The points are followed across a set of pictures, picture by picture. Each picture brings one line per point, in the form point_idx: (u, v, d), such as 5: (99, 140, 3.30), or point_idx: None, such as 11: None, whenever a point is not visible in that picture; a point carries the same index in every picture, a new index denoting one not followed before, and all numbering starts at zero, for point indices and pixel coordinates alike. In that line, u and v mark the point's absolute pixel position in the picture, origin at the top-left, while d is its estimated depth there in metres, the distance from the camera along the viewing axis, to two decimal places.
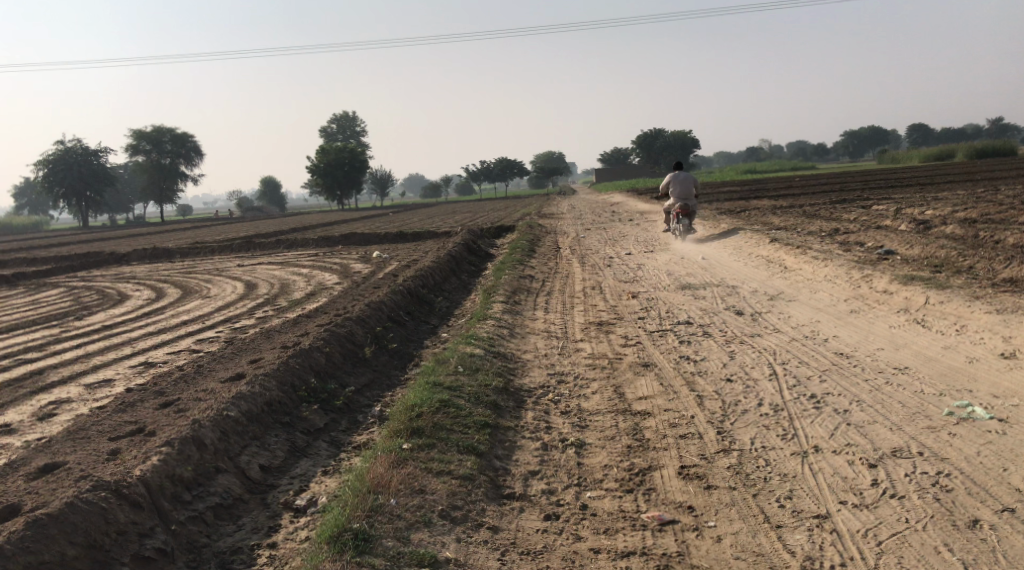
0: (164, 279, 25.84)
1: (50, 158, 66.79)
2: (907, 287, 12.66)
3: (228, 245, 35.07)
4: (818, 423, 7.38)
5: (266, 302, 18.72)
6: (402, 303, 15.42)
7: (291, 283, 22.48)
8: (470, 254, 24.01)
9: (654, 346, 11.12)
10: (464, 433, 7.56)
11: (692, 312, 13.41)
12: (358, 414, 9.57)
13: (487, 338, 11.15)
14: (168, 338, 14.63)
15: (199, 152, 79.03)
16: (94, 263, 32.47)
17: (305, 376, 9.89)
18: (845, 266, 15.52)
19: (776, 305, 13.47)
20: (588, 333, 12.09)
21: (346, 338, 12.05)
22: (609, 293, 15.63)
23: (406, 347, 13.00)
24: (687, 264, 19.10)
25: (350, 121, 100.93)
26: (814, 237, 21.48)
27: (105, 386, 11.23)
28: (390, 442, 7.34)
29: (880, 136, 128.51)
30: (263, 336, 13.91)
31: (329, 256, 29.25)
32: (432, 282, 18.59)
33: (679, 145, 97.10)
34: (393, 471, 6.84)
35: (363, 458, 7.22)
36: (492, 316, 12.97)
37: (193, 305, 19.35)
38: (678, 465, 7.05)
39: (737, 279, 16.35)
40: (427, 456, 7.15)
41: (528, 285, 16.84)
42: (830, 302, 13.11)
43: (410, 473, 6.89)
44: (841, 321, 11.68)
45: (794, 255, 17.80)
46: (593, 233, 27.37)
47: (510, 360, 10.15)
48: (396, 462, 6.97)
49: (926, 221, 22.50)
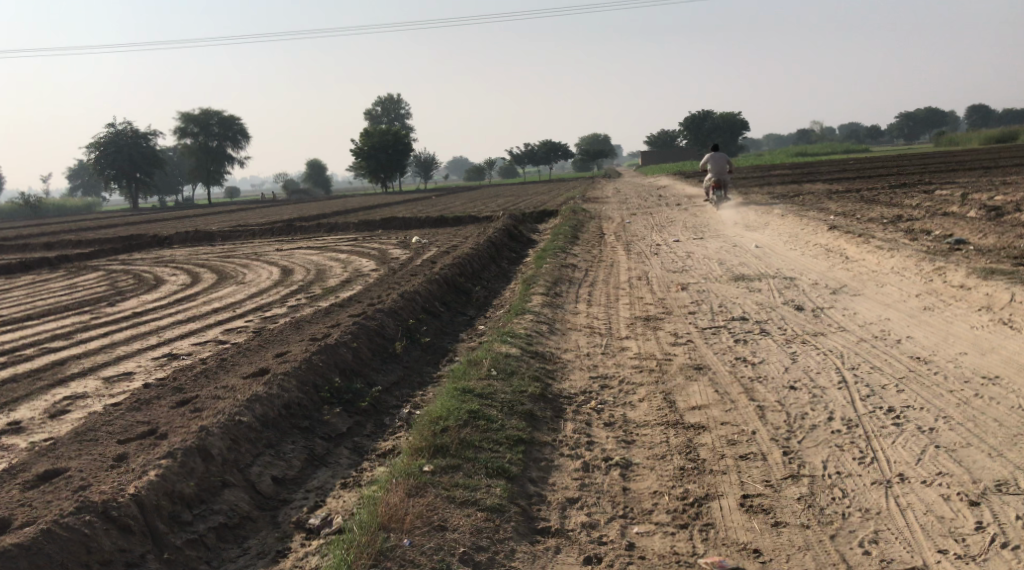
0: (201, 262, 25.42)
1: (101, 142, 67.32)
2: (987, 283, 11.62)
3: (269, 228, 34.63)
4: (901, 446, 6.48)
5: (300, 290, 18.09)
6: (438, 294, 14.70)
7: (328, 269, 21.88)
8: (512, 239, 23.20)
9: (707, 346, 10.24)
10: (495, 452, 6.78)
11: (747, 307, 12.47)
12: (385, 417, 8.83)
13: (526, 335, 10.36)
14: (196, 327, 14.01)
15: (246, 134, 79.11)
16: (136, 245, 32.23)
17: (330, 373, 9.17)
18: (913, 257, 14.48)
19: (839, 300, 12.49)
20: (635, 329, 11.24)
21: (375, 332, 11.34)
22: (657, 284, 14.74)
23: (441, 342, 12.26)
24: (739, 252, 18.12)
25: (397, 104, 100.60)
26: (875, 224, 20.34)
27: (124, 378, 10.60)
28: (410, 464, 6.58)
29: (937, 117, 124.90)
30: (292, 328, 13.25)
31: (368, 240, 28.63)
32: (470, 269, 17.82)
33: (728, 127, 95.21)
34: (409, 502, 6.07)
35: (379, 482, 6.47)
36: (532, 310, 12.17)
37: (227, 292, 18.81)
38: (740, 495, 6.20)
39: (795, 269, 15.36)
40: (451, 481, 6.38)
41: (571, 274, 16.00)
42: (899, 298, 12.11)
43: (430, 503, 6.12)
44: (914, 320, 10.70)
45: (856, 244, 16.75)
46: (639, 218, 26.40)
47: (551, 360, 9.35)
48: (414, 491, 6.21)
49: (996, 208, 21.29)
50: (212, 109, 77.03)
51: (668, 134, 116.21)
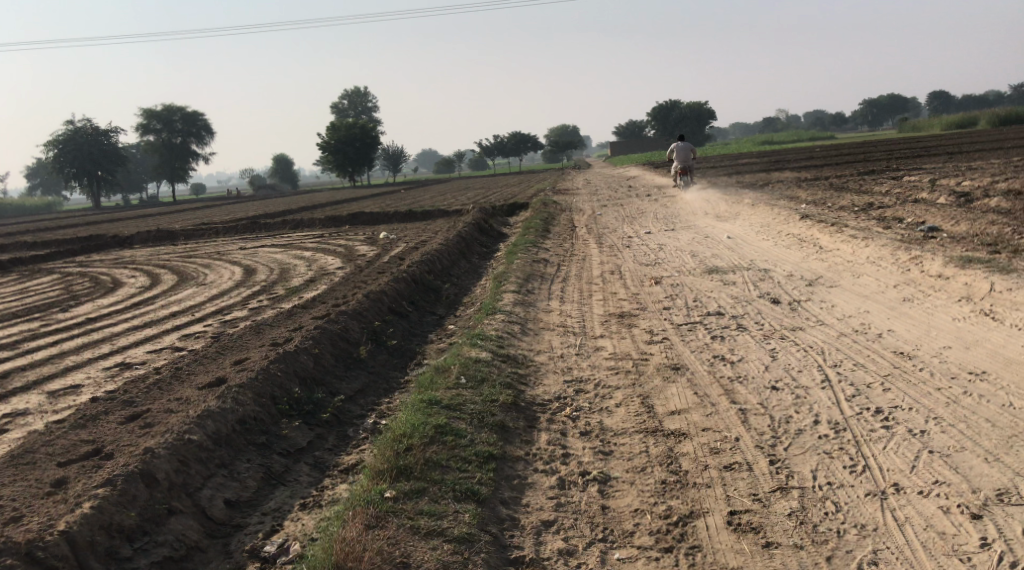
0: (161, 263, 24.68)
1: (61, 140, 65.79)
2: (966, 272, 11.35)
3: (234, 225, 33.87)
4: (893, 452, 6.16)
5: (262, 290, 17.52)
6: (405, 294, 14.22)
7: (293, 267, 21.31)
8: (481, 234, 22.75)
9: (683, 344, 9.87)
10: (463, 471, 6.36)
11: (723, 300, 12.14)
12: (348, 428, 8.39)
13: (496, 337, 9.93)
14: (152, 334, 13.43)
15: (210, 129, 77.77)
16: (95, 246, 31.33)
17: (289, 384, 8.71)
18: (889, 247, 14.22)
19: (816, 292, 12.18)
20: (609, 327, 10.85)
21: (338, 337, 10.87)
22: (630, 278, 14.37)
23: (408, 345, 11.81)
24: (712, 244, 17.81)
25: (364, 97, 99.54)
26: (847, 212, 20.11)
27: (71, 392, 10.05)
28: (370, 490, 6.12)
29: (899, 104, 125.96)
30: (253, 333, 12.72)
31: (334, 237, 28.03)
32: (438, 266, 17.34)
33: (695, 117, 95.26)
34: (368, 537, 5.63)
35: (337, 511, 6.02)
36: (502, 309, 11.74)
37: (187, 294, 18.19)
38: (726, 511, 5.85)
39: (769, 261, 15.06)
40: (415, 508, 5.94)
41: (542, 270, 15.59)
42: (876, 289, 11.81)
43: (390, 536, 5.68)
44: (894, 313, 10.40)
45: (829, 233, 16.50)
46: (610, 210, 26.02)
47: (522, 364, 8.93)
48: (373, 523, 5.76)
49: (966, 193, 21.17)
50: (175, 105, 75.61)
51: (635, 124, 116.07)
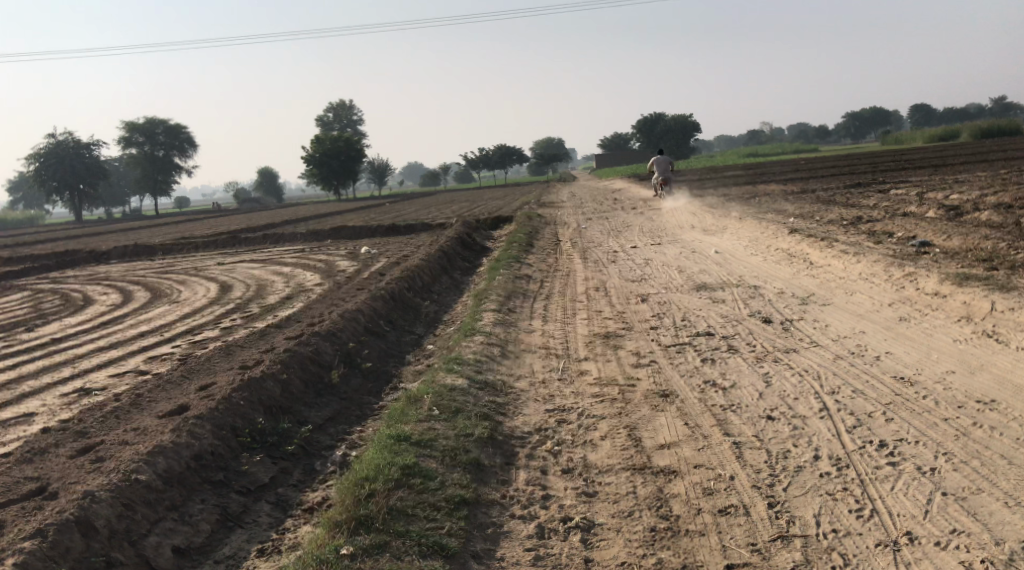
0: (136, 280, 24.02)
1: (41, 153, 64.90)
2: (964, 290, 10.92)
3: (213, 240, 33.22)
4: (904, 495, 5.75)
5: (237, 309, 16.92)
6: (383, 312, 13.68)
7: (270, 284, 20.73)
8: (463, 248, 22.24)
9: (672, 368, 9.37)
10: (431, 519, 5.84)
11: (712, 319, 11.66)
12: (315, 461, 7.85)
13: (475, 361, 9.39)
14: (116, 356, 12.83)
15: (193, 143, 77.05)
16: (70, 261, 30.62)
17: (252, 413, 8.16)
18: (881, 262, 13.79)
19: (808, 311, 11.71)
20: (593, 349, 10.34)
21: (309, 360, 10.31)
22: (615, 295, 13.89)
23: (384, 368, 11.26)
24: (700, 259, 17.37)
25: (349, 110, 99.04)
26: (836, 226, 19.73)
27: (23, 422, 9.46)
28: (326, 544, 5.59)
29: (881, 117, 126.66)
30: (222, 356, 12.15)
31: (314, 251, 27.46)
32: (419, 283, 16.80)
33: (679, 130, 95.24)
34: None
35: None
36: (482, 329, 11.21)
37: (158, 312, 17.58)
38: (722, 563, 5.39)
39: (758, 277, 14.62)
40: (375, 565, 5.40)
41: (525, 287, 15.08)
42: (871, 307, 11.36)
43: None
44: (891, 333, 9.93)
45: (819, 248, 16.09)
46: (595, 224, 25.57)
47: (501, 391, 8.40)
48: None
49: (956, 206, 20.85)
50: (157, 118, 74.89)
51: (620, 136, 115.99)
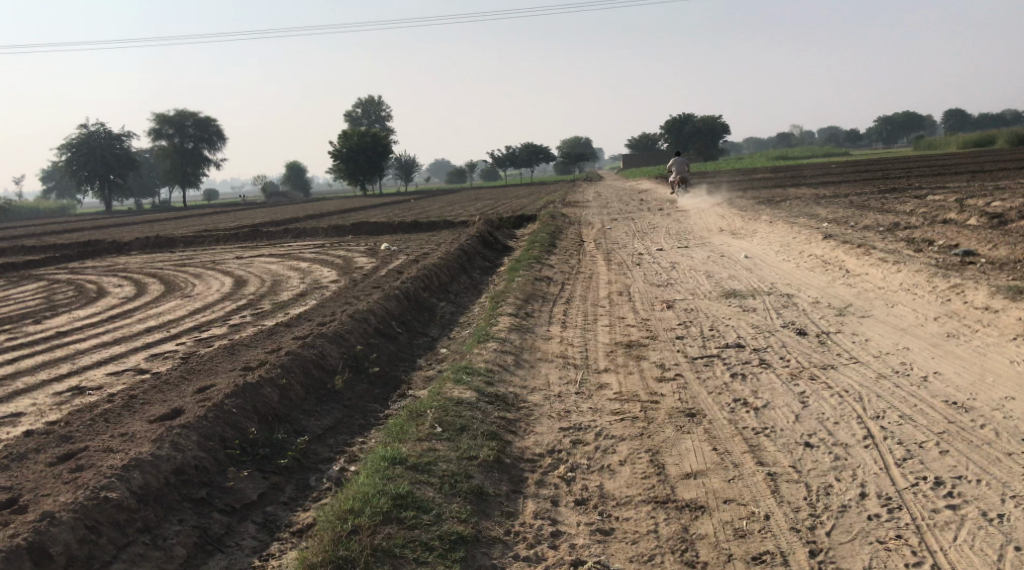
0: (151, 272, 23.54)
1: (73, 143, 65.00)
2: (1017, 306, 10.15)
3: (234, 233, 32.78)
4: (968, 548, 5.20)
5: (249, 305, 16.36)
6: (396, 313, 13.07)
7: (286, 279, 20.20)
8: (485, 247, 21.62)
9: (699, 384, 8.68)
10: (423, 561, 5.26)
11: (742, 330, 10.94)
12: (310, 477, 7.27)
13: (487, 370, 8.75)
14: (118, 352, 12.30)
15: (222, 136, 77.03)
16: (90, 252, 30.27)
17: (245, 423, 7.56)
18: (923, 272, 13.01)
19: (846, 323, 10.97)
20: (615, 360, 9.65)
21: (312, 364, 9.72)
22: (640, 300, 13.20)
23: (392, 373, 10.65)
24: (729, 264, 16.64)
25: (378, 105, 98.75)
26: (872, 233, 18.93)
27: (8, 422, 8.93)
28: None
29: (914, 122, 124.83)
30: (226, 356, 11.59)
31: (334, 247, 26.94)
32: (436, 282, 16.17)
33: (709, 131, 93.98)
34: None
35: None
36: (496, 335, 10.56)
37: (169, 306, 17.08)
38: None
39: (791, 284, 13.87)
40: None
41: (545, 289, 14.40)
42: (914, 322, 10.60)
43: None
44: (939, 351, 9.19)
45: (856, 255, 15.32)
46: (620, 224, 24.85)
47: (513, 406, 7.74)
48: None
49: (999, 214, 19.96)
50: (187, 110, 74.94)
51: (649, 138, 114.94)
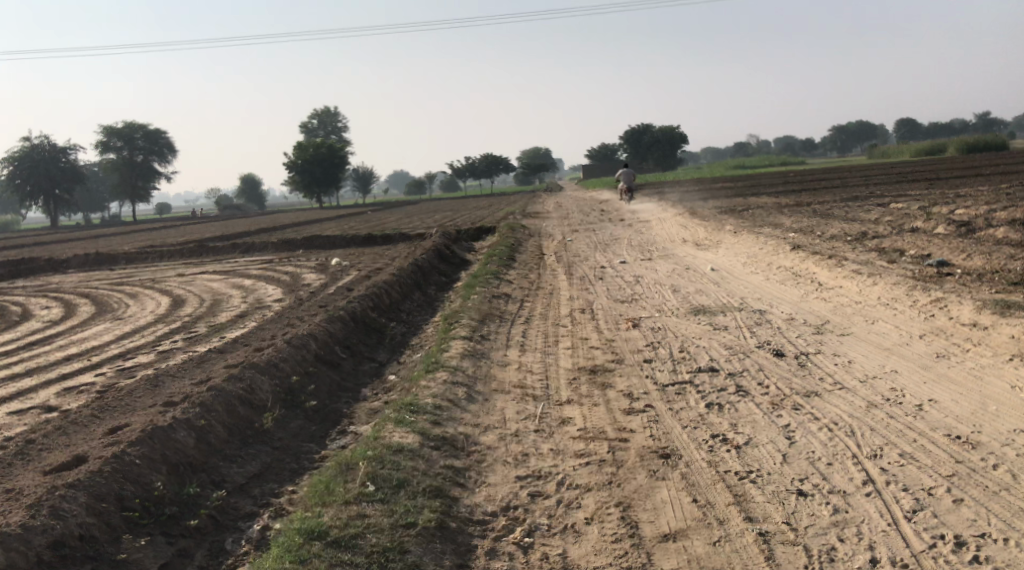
0: (87, 292, 22.17)
1: (17, 157, 62.75)
2: (1008, 322, 9.39)
3: (180, 249, 31.35)
4: None
5: (184, 328, 15.19)
6: (340, 336, 12.05)
7: (228, 298, 19.02)
8: (441, 261, 20.62)
9: (672, 417, 7.77)
10: None
11: (714, 351, 10.10)
12: (226, 539, 6.37)
13: (433, 406, 7.78)
14: (29, 386, 11.14)
15: (174, 148, 75.03)
16: (25, 271, 28.67)
17: (149, 475, 6.66)
18: (901, 285, 12.26)
19: (825, 342, 10.16)
20: (577, 389, 8.71)
21: (239, 401, 8.69)
22: (603, 318, 12.30)
23: (333, 406, 9.62)
24: (695, 277, 15.81)
25: (335, 117, 97.23)
26: (839, 243, 18.27)
27: None
28: None
29: (865, 132, 126.56)
30: (148, 388, 10.49)
31: (284, 262, 25.75)
32: (387, 300, 15.12)
33: (667, 141, 93.84)
34: None
35: None
36: (447, 363, 9.58)
37: (98, 330, 15.87)
38: None
39: (761, 300, 13.05)
40: None
41: (502, 308, 13.43)
42: (897, 341, 9.81)
43: None
44: (930, 374, 8.37)
45: (827, 266, 14.57)
46: (581, 236, 24.00)
47: (462, 450, 6.78)
48: None
49: (966, 222, 19.43)
50: (138, 122, 72.96)
51: (608, 148, 114.74)
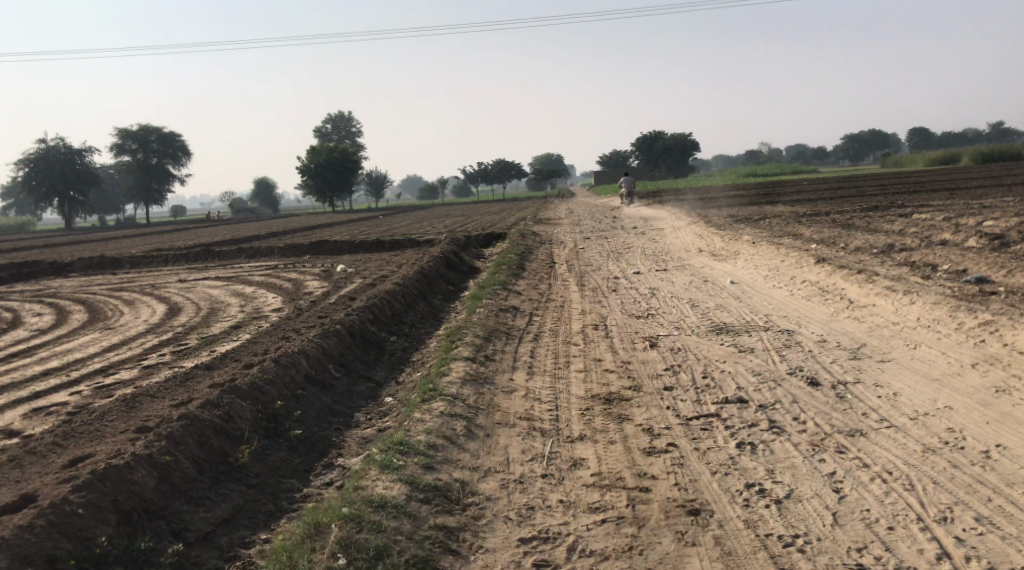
0: (82, 297, 21.26)
1: (30, 158, 61.95)
2: None
3: (183, 253, 30.39)
4: None
5: (175, 339, 14.28)
6: (334, 352, 11.10)
7: (224, 307, 18.10)
8: (448, 270, 19.67)
9: (699, 459, 6.82)
10: None
11: (741, 377, 9.10)
12: None
13: (427, 443, 6.84)
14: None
15: (187, 151, 74.28)
16: (22, 275, 27.73)
17: (93, 528, 5.93)
18: (943, 305, 11.21)
19: (865, 369, 9.15)
20: (590, 422, 7.74)
21: (212, 431, 7.78)
22: (619, 337, 11.30)
23: (320, 434, 8.68)
24: (715, 290, 14.81)
25: (349, 121, 96.48)
26: (866, 255, 17.22)
27: None
28: None
29: (880, 139, 125.26)
30: (122, 408, 9.56)
31: (287, 268, 24.80)
32: (389, 312, 14.18)
33: (680, 148, 92.57)
34: None
35: None
36: (446, 389, 8.62)
37: (84, 340, 14.95)
38: None
39: (788, 318, 12.05)
40: None
41: (510, 323, 12.47)
42: (947, 370, 8.79)
43: None
44: (993, 413, 7.38)
45: (858, 281, 13.54)
46: (593, 244, 22.99)
47: (457, 504, 5.99)
48: None
49: (999, 234, 18.35)
50: (151, 125, 72.20)
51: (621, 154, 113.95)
